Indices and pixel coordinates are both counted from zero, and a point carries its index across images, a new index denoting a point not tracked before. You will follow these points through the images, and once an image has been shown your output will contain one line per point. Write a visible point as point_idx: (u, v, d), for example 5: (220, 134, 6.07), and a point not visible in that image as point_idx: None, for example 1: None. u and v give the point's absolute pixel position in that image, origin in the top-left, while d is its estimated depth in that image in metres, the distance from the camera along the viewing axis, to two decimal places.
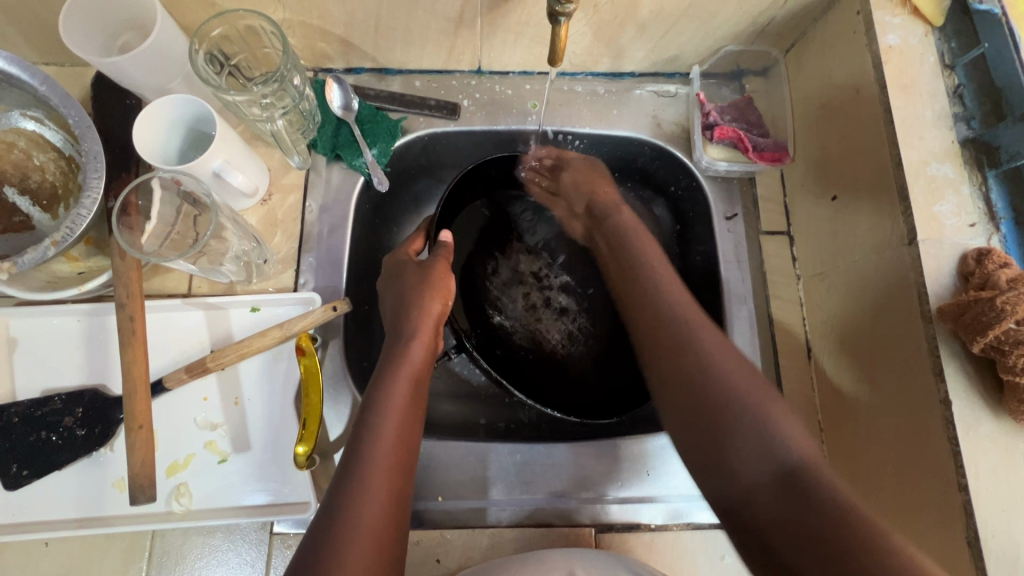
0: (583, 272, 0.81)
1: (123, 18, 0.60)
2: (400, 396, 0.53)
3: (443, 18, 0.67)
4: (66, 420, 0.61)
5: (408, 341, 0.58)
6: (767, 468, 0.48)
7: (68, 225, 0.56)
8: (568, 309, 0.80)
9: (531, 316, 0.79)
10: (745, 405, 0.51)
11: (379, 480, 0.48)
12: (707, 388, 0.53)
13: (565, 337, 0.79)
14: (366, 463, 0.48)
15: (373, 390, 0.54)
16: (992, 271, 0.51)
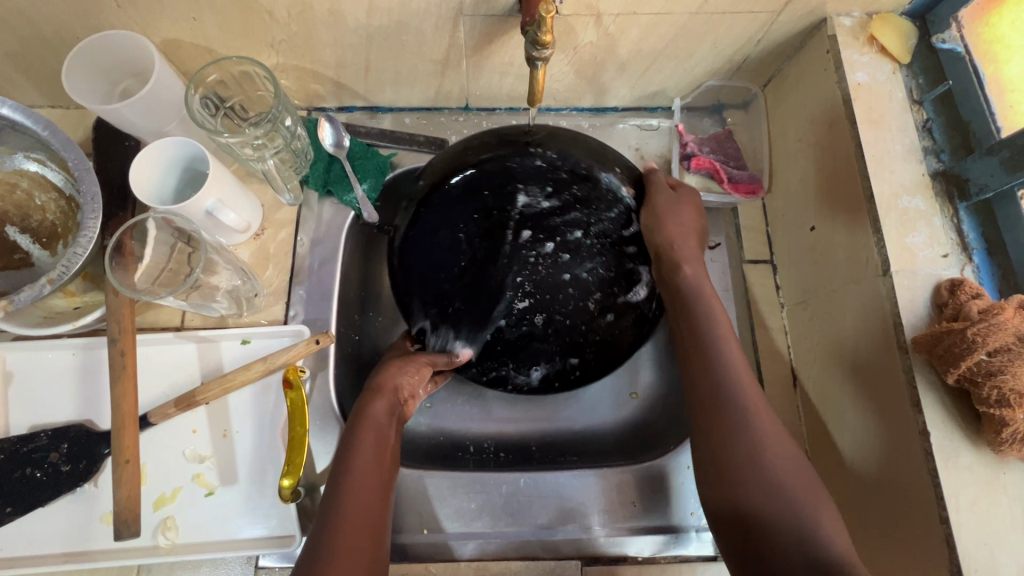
0: (584, 306, 0.69)
1: (123, 67, 0.64)
2: (365, 457, 0.55)
3: (429, 61, 0.70)
4: (51, 456, 0.62)
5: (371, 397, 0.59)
6: (802, 559, 0.46)
7: (64, 262, 0.58)
8: (580, 253, 0.68)
9: (614, 212, 0.66)
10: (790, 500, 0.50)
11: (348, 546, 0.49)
12: (761, 472, 0.52)
13: (591, 251, 0.68)
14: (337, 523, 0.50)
15: (343, 450, 0.56)
16: (964, 302, 0.52)
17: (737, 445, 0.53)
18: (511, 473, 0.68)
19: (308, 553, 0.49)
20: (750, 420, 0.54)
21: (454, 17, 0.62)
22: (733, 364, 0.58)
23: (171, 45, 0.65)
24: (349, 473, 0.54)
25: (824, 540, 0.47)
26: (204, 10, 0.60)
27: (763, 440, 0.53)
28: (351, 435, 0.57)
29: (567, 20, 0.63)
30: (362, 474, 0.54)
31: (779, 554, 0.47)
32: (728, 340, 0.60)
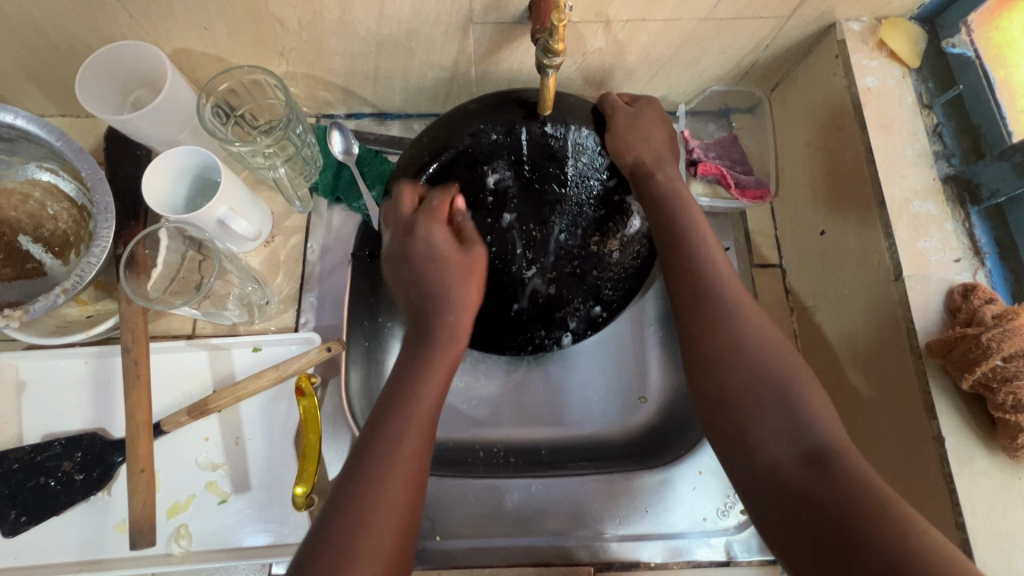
0: (588, 255, 0.68)
1: (135, 77, 0.64)
2: (427, 404, 0.50)
3: (439, 68, 0.70)
4: (64, 465, 0.62)
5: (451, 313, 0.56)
6: (791, 446, 0.45)
7: (78, 272, 0.58)
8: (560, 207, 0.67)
9: (581, 162, 0.66)
10: (780, 389, 0.48)
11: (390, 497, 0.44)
12: (753, 370, 0.49)
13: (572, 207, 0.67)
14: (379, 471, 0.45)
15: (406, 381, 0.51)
16: (978, 307, 0.52)
17: (720, 345, 0.51)
18: (522, 479, 0.68)
19: (341, 494, 0.44)
20: (734, 309, 0.53)
21: (464, 24, 0.62)
22: (722, 278, 0.55)
23: (183, 55, 0.65)
24: (410, 402, 0.50)
25: (812, 429, 0.45)
26: (216, 21, 0.60)
27: (746, 339, 0.51)
28: (417, 361, 0.53)
29: (576, 27, 0.63)
30: (414, 421, 0.49)
31: (767, 442, 0.46)
32: (709, 238, 0.59)
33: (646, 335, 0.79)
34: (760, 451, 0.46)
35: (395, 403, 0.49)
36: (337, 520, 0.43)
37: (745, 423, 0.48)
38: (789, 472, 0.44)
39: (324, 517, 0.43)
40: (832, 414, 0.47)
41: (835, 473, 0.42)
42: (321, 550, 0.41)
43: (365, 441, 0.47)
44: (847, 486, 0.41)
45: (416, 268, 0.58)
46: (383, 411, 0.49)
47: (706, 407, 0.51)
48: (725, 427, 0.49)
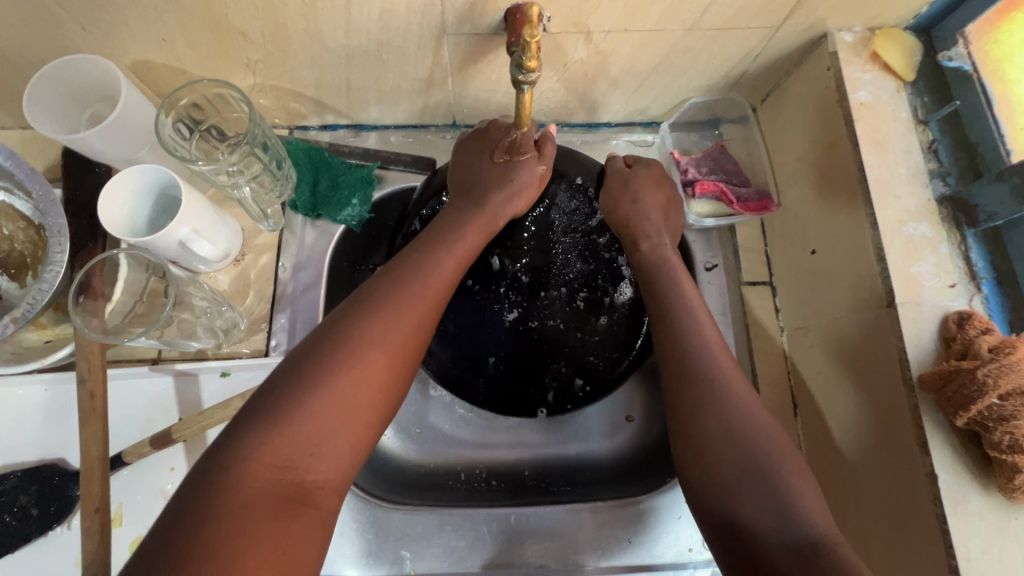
0: (574, 314, 0.70)
1: (90, 91, 0.61)
2: (439, 283, 0.52)
3: (413, 79, 0.67)
4: (20, 499, 0.60)
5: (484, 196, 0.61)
6: (783, 539, 0.43)
7: (29, 300, 0.55)
8: (551, 257, 0.69)
9: (575, 202, 0.69)
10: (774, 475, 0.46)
11: (390, 338, 0.47)
12: (742, 446, 0.48)
13: (567, 257, 0.70)
14: (385, 305, 0.48)
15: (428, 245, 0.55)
16: (973, 337, 0.50)
17: (708, 421, 0.49)
18: (503, 509, 0.66)
19: (341, 320, 0.47)
20: (723, 393, 0.50)
21: (437, 36, 0.59)
22: (711, 348, 0.53)
23: (142, 67, 0.62)
24: (423, 282, 0.51)
25: (799, 520, 0.44)
26: (173, 33, 0.57)
27: (736, 416, 0.49)
28: (431, 247, 0.55)
29: (555, 38, 0.60)
30: (426, 280, 0.52)
31: (756, 532, 0.44)
32: (696, 303, 0.57)
33: None
34: (748, 536, 0.44)
35: (410, 277, 0.51)
36: (332, 356, 0.44)
37: (732, 506, 0.46)
38: (778, 561, 0.42)
39: (312, 350, 0.45)
40: (822, 506, 0.45)
41: (830, 566, 0.40)
42: (309, 379, 0.42)
43: (381, 279, 0.51)
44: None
45: (486, 167, 0.62)
46: (404, 263, 0.53)
47: (690, 484, 0.49)
48: (708, 506, 0.47)
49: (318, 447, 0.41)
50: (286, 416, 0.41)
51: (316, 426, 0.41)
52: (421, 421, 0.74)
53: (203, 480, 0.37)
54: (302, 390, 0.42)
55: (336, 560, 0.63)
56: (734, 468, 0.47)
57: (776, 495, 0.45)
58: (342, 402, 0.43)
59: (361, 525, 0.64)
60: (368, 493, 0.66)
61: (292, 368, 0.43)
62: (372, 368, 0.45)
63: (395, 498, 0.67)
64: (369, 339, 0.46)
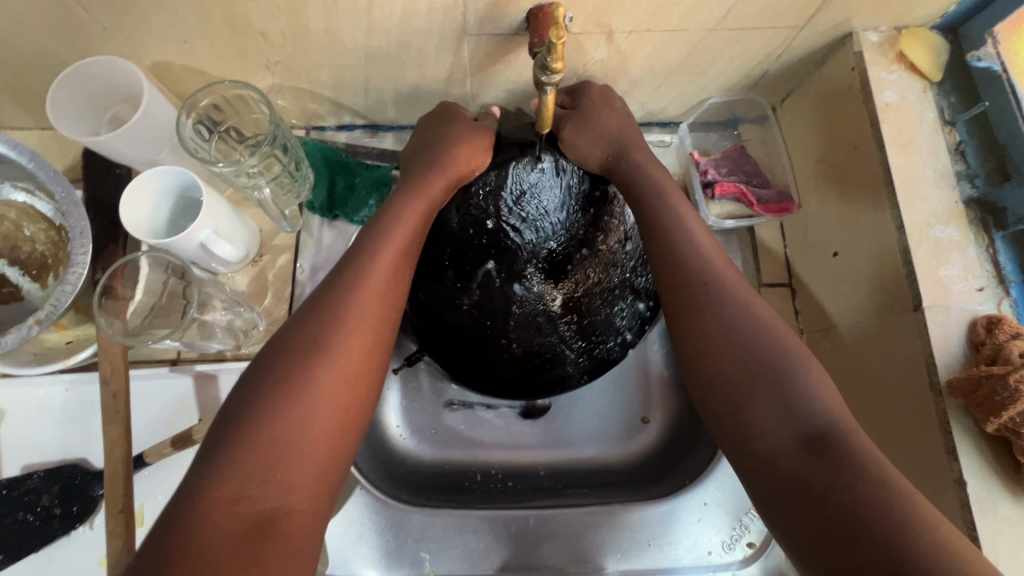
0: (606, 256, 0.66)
1: (111, 93, 0.61)
2: (379, 278, 0.50)
3: (432, 80, 0.67)
4: (43, 499, 0.60)
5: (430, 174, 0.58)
6: (790, 431, 0.43)
7: (53, 301, 0.55)
8: (542, 227, 0.66)
9: (533, 170, 0.64)
10: (777, 378, 0.45)
11: (334, 355, 0.45)
12: (739, 355, 0.47)
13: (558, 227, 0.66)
14: (325, 321, 0.46)
15: (363, 238, 0.52)
16: (1003, 342, 0.49)
17: (697, 350, 0.49)
18: (521, 511, 0.66)
19: (280, 345, 0.46)
20: (716, 295, 0.50)
21: (457, 36, 0.59)
22: (703, 261, 0.53)
23: (162, 68, 0.62)
24: (358, 286, 0.49)
25: (809, 415, 0.43)
26: (195, 34, 0.57)
27: (715, 337, 0.49)
28: (366, 242, 0.52)
29: (577, 39, 0.60)
30: (363, 282, 0.49)
31: (764, 428, 0.44)
32: (690, 221, 0.55)
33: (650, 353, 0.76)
34: (760, 442, 0.44)
35: (336, 288, 0.48)
36: (270, 386, 0.43)
37: (743, 415, 0.45)
38: (791, 462, 0.42)
39: (252, 384, 0.43)
40: (828, 389, 0.45)
41: (838, 459, 0.40)
42: (254, 413, 0.42)
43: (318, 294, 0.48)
44: (855, 474, 0.39)
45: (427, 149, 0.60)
46: (340, 268, 0.50)
47: (701, 393, 0.49)
48: (719, 416, 0.47)
49: (278, 474, 0.40)
50: (238, 453, 0.40)
51: (268, 454, 0.41)
52: (438, 421, 0.74)
53: (169, 529, 0.37)
54: (248, 426, 0.41)
55: (356, 562, 0.63)
56: (731, 376, 0.47)
57: (782, 395, 0.44)
58: (288, 427, 0.42)
59: (380, 527, 0.64)
60: (388, 495, 0.65)
61: (234, 406, 0.43)
62: (321, 390, 0.44)
63: (414, 500, 0.67)
64: (311, 361, 0.44)
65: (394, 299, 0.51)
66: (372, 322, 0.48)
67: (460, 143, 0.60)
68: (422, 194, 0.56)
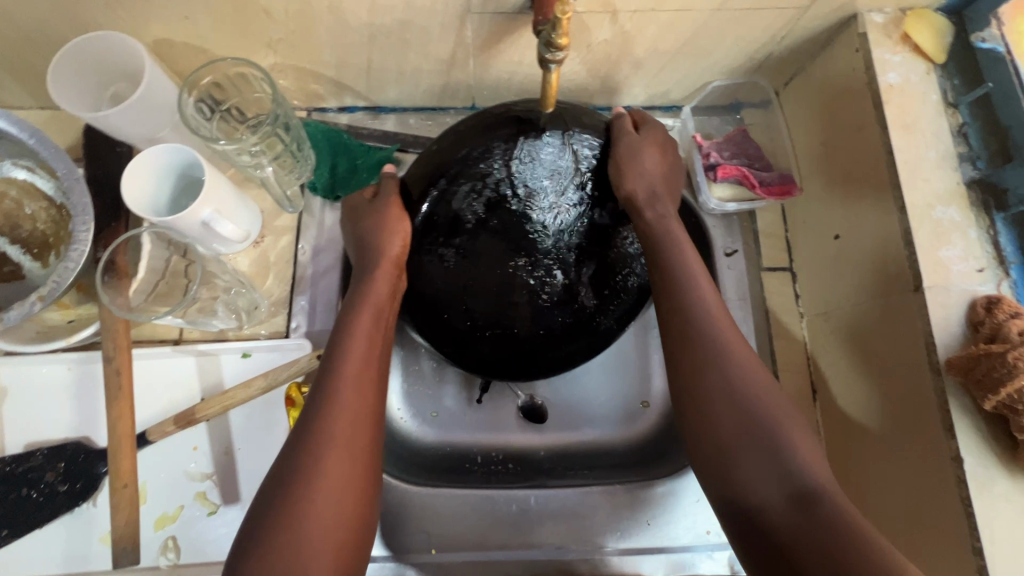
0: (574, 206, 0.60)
1: (112, 70, 0.61)
2: (347, 391, 0.48)
3: (435, 60, 0.66)
4: (47, 475, 0.60)
5: (372, 277, 0.56)
6: (779, 488, 0.44)
7: (55, 278, 0.55)
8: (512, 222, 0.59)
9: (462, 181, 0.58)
10: (769, 423, 0.47)
11: (318, 480, 0.44)
12: (738, 403, 0.48)
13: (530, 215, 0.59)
14: (304, 452, 0.45)
15: (326, 356, 0.51)
16: (1002, 322, 0.49)
17: (708, 384, 0.49)
18: (522, 491, 0.67)
19: (266, 490, 0.44)
20: (722, 354, 0.50)
21: (461, 14, 0.59)
22: (708, 303, 0.52)
23: (164, 46, 0.61)
24: (329, 399, 0.47)
25: (797, 470, 0.44)
26: (197, 10, 0.57)
27: (720, 382, 0.49)
28: (329, 357, 0.51)
29: (581, 18, 0.59)
30: (332, 400, 0.47)
31: (753, 490, 0.45)
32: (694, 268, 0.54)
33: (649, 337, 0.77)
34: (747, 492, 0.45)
35: (308, 417, 0.47)
36: (262, 519, 0.42)
37: (731, 471, 0.46)
38: (780, 522, 0.43)
39: (250, 518, 0.43)
40: (815, 449, 0.46)
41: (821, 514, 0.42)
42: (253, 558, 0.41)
43: (294, 428, 0.47)
44: (839, 537, 0.40)
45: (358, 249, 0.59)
46: (312, 392, 0.49)
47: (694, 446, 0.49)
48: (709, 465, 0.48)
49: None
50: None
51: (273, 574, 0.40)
52: (439, 405, 0.74)
53: None
54: (253, 558, 0.41)
55: None
56: (725, 424, 0.47)
57: (773, 448, 0.46)
58: (288, 547, 0.41)
59: (380, 504, 0.65)
60: (389, 474, 0.66)
61: (241, 542, 0.43)
62: (315, 518, 0.42)
63: (414, 479, 0.68)
64: (301, 495, 0.43)
65: (369, 400, 0.49)
66: (351, 433, 0.47)
67: (389, 227, 0.59)
68: (372, 292, 0.55)
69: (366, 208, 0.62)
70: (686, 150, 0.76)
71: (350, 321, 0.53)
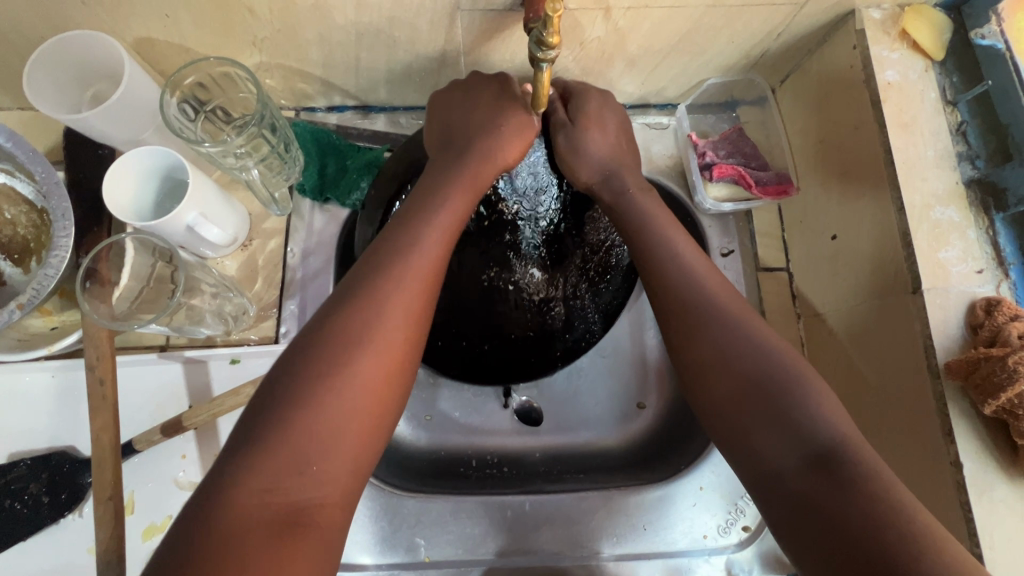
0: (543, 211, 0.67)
1: (91, 70, 0.59)
2: (423, 265, 0.49)
3: (425, 58, 0.65)
4: (30, 487, 0.59)
5: (469, 162, 0.59)
6: (798, 452, 0.42)
7: (35, 285, 0.54)
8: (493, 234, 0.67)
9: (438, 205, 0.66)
10: (789, 379, 0.45)
11: (376, 343, 0.45)
12: (749, 364, 0.47)
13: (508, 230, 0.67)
14: (367, 304, 0.46)
15: (412, 218, 0.53)
16: (1002, 325, 0.49)
17: (708, 348, 0.48)
18: (516, 497, 0.66)
19: (319, 332, 0.45)
20: (724, 318, 0.49)
21: (450, 12, 0.57)
22: (704, 273, 0.53)
23: (144, 45, 0.60)
24: (407, 267, 0.49)
25: (812, 430, 0.42)
26: (178, 8, 0.55)
27: (726, 342, 0.48)
28: (414, 221, 0.52)
29: (573, 15, 0.58)
30: (406, 269, 0.48)
31: (771, 455, 0.43)
32: (680, 243, 0.55)
33: (645, 338, 0.76)
34: (764, 455, 0.44)
35: (385, 267, 0.48)
36: (305, 374, 0.42)
37: (746, 436, 0.45)
38: (795, 482, 0.41)
39: (289, 362, 0.43)
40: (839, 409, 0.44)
41: (844, 477, 0.40)
42: (283, 411, 0.41)
43: (361, 274, 0.48)
44: (863, 488, 0.39)
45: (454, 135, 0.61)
46: (388, 248, 0.50)
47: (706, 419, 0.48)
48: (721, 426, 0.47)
49: (311, 467, 0.40)
50: (273, 441, 0.40)
51: (297, 445, 0.40)
52: (433, 408, 0.73)
53: (201, 522, 0.36)
54: (287, 408, 0.41)
55: (349, 548, 0.62)
56: (729, 390, 0.46)
57: (793, 407, 0.44)
58: (321, 412, 0.41)
59: (371, 512, 0.64)
60: (380, 481, 0.65)
61: (274, 385, 0.42)
62: (363, 381, 0.43)
63: (408, 486, 0.67)
64: (353, 350, 0.44)
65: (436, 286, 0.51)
66: (413, 313, 0.48)
67: (504, 128, 0.60)
68: (468, 176, 0.58)
69: (476, 94, 0.62)
70: (682, 148, 0.75)
71: (445, 198, 0.55)
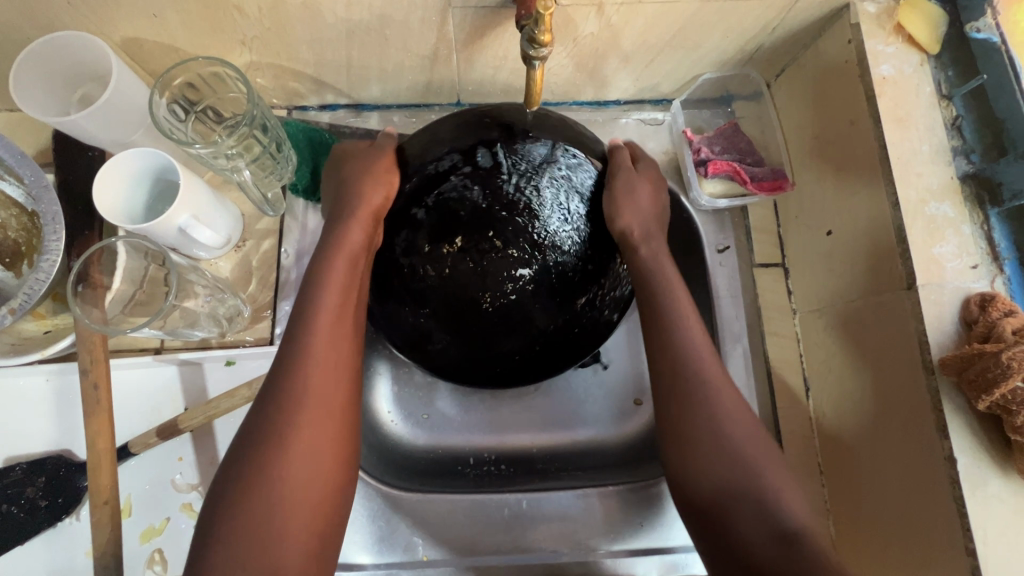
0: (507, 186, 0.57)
1: (79, 72, 0.59)
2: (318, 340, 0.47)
3: (417, 56, 0.64)
4: (27, 491, 0.59)
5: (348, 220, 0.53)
6: (764, 530, 0.45)
7: (26, 290, 0.54)
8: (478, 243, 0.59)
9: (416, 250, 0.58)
10: (760, 487, 0.46)
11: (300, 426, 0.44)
12: (738, 455, 0.47)
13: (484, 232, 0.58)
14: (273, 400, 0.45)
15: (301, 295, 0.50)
16: (996, 320, 0.49)
17: (697, 430, 0.49)
18: (514, 495, 0.66)
19: (245, 432, 0.45)
20: (714, 409, 0.49)
21: (441, 9, 0.57)
22: (691, 336, 0.52)
23: (132, 45, 0.59)
24: (298, 352, 0.46)
25: (781, 515, 0.45)
26: (166, 8, 0.54)
27: (725, 420, 0.49)
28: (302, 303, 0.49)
29: (566, 11, 0.57)
30: (301, 353, 0.46)
31: (744, 535, 0.45)
32: (682, 319, 0.52)
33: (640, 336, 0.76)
34: (739, 534, 0.45)
35: (282, 360, 0.46)
36: (238, 476, 0.43)
37: (722, 519, 0.46)
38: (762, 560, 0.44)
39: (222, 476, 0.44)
40: (802, 498, 0.46)
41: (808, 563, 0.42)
42: (226, 520, 0.41)
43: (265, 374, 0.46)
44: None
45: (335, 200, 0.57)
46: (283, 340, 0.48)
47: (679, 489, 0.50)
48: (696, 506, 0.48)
49: (262, 558, 0.41)
50: (224, 538, 0.41)
51: (246, 540, 0.41)
52: (430, 409, 0.73)
53: None
54: (230, 517, 0.41)
55: (347, 547, 0.63)
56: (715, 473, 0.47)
57: (760, 506, 0.46)
58: (264, 510, 0.42)
59: (369, 512, 0.64)
60: (375, 479, 0.65)
61: (212, 498, 0.43)
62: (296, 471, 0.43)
63: (405, 485, 0.67)
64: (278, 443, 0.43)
65: (345, 353, 0.49)
66: (326, 388, 0.46)
67: (370, 176, 0.55)
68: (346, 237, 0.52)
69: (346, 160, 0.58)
70: (677, 145, 0.74)
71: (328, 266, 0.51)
